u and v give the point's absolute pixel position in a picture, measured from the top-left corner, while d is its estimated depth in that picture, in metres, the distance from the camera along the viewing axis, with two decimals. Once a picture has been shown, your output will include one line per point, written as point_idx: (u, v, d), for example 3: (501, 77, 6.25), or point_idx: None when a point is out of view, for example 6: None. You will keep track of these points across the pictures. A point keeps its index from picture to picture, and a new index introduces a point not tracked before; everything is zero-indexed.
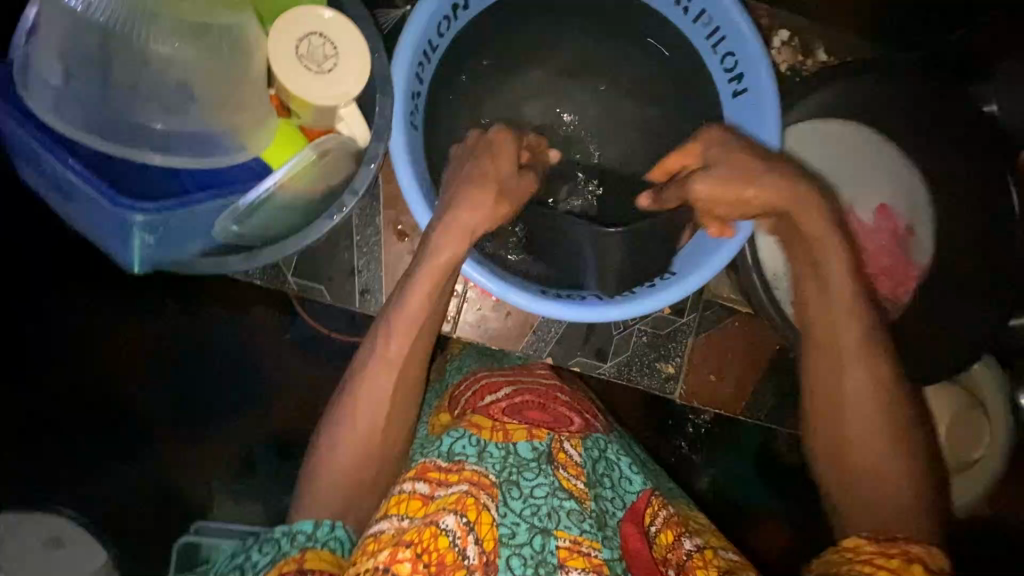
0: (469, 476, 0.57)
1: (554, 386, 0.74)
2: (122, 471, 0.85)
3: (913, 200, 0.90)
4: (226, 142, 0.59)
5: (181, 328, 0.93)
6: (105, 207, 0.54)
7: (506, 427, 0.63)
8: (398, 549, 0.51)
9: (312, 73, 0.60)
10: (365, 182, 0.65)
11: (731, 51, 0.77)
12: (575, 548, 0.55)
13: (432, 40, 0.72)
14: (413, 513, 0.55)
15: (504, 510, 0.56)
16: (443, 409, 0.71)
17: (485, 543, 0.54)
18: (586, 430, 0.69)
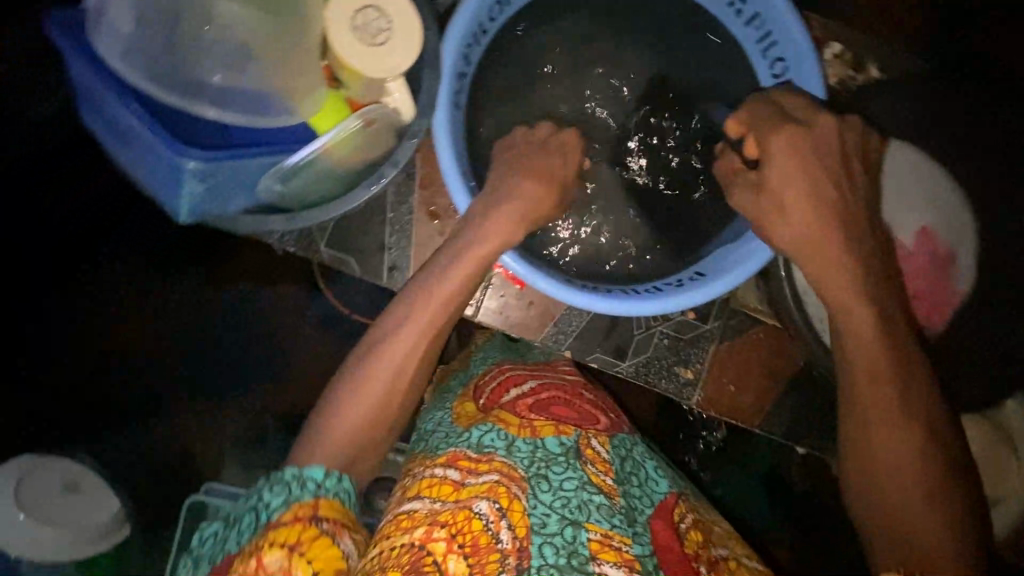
0: (499, 467, 0.60)
1: (580, 382, 0.77)
2: (128, 454, 1.08)
3: (960, 225, 0.86)
4: (278, 103, 0.61)
5: (179, 329, 1.06)
6: (161, 152, 0.55)
7: (533, 424, 0.66)
8: (433, 528, 0.55)
9: (366, 45, 0.61)
10: (407, 155, 0.66)
11: (781, 57, 0.77)
12: (606, 542, 0.55)
13: (483, 23, 0.75)
14: (444, 497, 0.58)
15: (534, 501, 0.58)
16: (468, 398, 0.73)
17: (517, 529, 0.55)
18: (612, 429, 0.71)
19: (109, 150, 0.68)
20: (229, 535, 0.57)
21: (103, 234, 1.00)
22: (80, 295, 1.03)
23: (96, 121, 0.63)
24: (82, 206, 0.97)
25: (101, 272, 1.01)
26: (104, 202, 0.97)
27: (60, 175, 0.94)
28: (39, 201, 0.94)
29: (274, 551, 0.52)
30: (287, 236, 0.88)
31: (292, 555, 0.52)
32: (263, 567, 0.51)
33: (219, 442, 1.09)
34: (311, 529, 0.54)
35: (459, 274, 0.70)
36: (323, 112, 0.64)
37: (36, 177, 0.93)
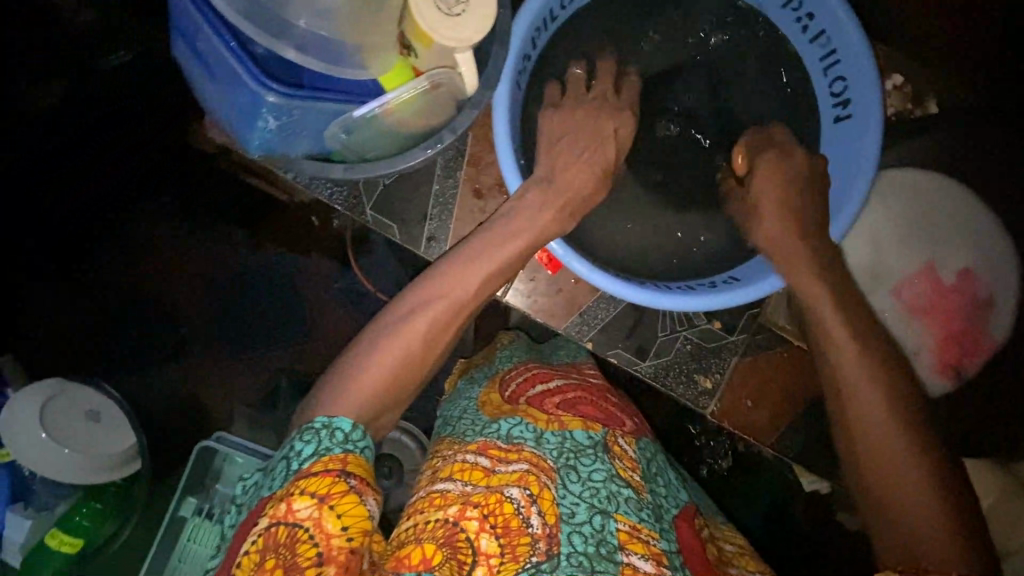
0: (529, 457, 0.63)
1: (606, 387, 0.79)
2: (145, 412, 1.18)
3: (998, 271, 0.88)
4: (353, 57, 0.64)
5: (198, 313, 1.18)
6: (247, 81, 0.59)
7: (561, 419, 0.69)
8: (466, 507, 0.58)
9: (442, 13, 0.63)
10: (465, 125, 0.69)
11: (843, 77, 0.78)
12: (634, 533, 0.61)
13: (554, 10, 0.78)
14: (475, 481, 0.61)
15: (564, 491, 0.62)
16: (494, 390, 0.75)
17: (547, 516, 0.59)
18: (636, 432, 0.76)
19: (191, 83, 0.73)
20: (264, 485, 0.59)
21: (100, 232, 1.15)
22: (81, 295, 1.16)
23: (185, 52, 0.67)
24: (82, 206, 1.10)
25: (103, 271, 1.16)
26: (105, 202, 1.12)
27: (60, 175, 1.03)
28: (39, 200, 1.05)
29: (304, 501, 0.54)
30: (336, 193, 0.91)
31: (322, 506, 0.53)
32: (293, 513, 0.53)
33: (236, 396, 1.20)
34: (341, 484, 0.55)
35: (500, 244, 0.72)
36: (392, 75, 0.68)
37: (37, 178, 1.01)
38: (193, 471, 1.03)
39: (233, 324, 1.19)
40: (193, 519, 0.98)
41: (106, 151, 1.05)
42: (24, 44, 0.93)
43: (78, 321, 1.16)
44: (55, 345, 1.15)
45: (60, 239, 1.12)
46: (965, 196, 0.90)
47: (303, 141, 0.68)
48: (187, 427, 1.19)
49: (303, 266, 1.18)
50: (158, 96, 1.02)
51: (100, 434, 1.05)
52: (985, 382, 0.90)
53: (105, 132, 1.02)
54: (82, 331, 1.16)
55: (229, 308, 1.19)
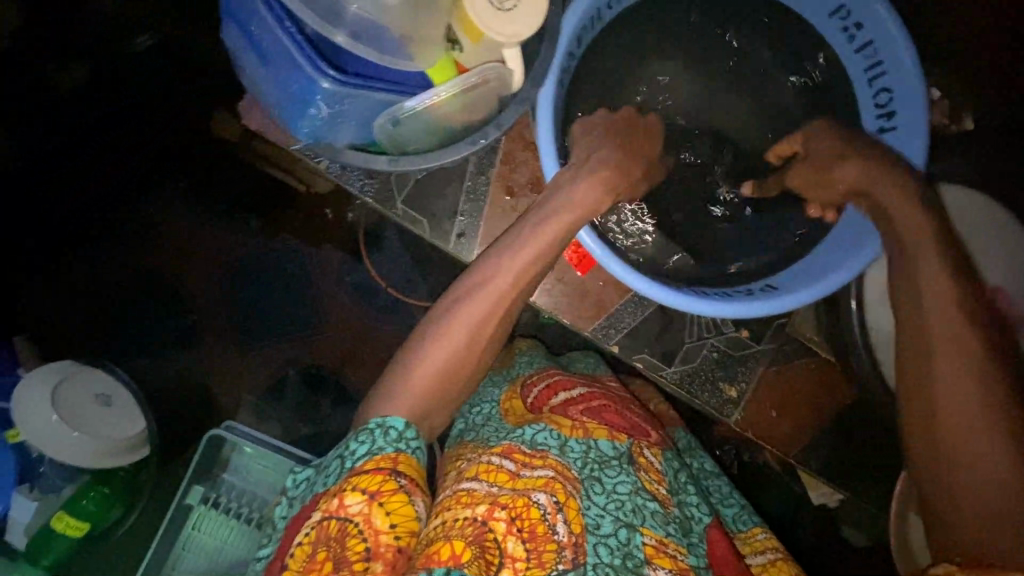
0: (553, 464, 0.62)
1: (630, 398, 0.78)
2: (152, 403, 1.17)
3: None
4: (403, 47, 0.63)
5: (209, 304, 1.18)
6: (304, 67, 0.59)
7: (585, 426, 0.68)
8: (494, 508, 0.57)
9: (493, 8, 0.63)
10: (511, 120, 0.68)
11: (887, 88, 0.77)
12: (660, 547, 0.61)
13: (600, 9, 0.77)
14: (501, 483, 0.59)
15: (588, 502, 0.61)
16: (515, 395, 0.74)
17: (573, 526, 0.59)
18: (661, 445, 0.74)
19: (238, 69, 0.72)
20: (316, 481, 0.59)
21: (100, 233, 1.14)
22: (81, 295, 1.15)
23: (236, 38, 0.67)
24: (81, 206, 1.09)
25: (101, 270, 1.15)
26: (104, 202, 1.12)
27: (60, 175, 1.00)
28: (40, 200, 1.01)
29: (356, 496, 0.54)
30: (367, 185, 0.90)
31: (371, 502, 0.54)
32: (344, 508, 0.53)
33: (242, 388, 1.19)
34: (391, 482, 0.55)
35: (534, 242, 0.71)
36: (437, 69, 0.67)
37: (37, 178, 0.98)
38: (201, 461, 1.00)
39: (246, 316, 1.18)
40: (199, 509, 0.99)
41: (106, 150, 1.04)
42: (23, 44, 0.87)
43: (77, 321, 1.14)
44: (55, 345, 1.13)
45: (59, 240, 1.10)
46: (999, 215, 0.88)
47: (347, 131, 0.68)
48: (192, 420, 1.18)
49: (320, 258, 1.18)
50: (159, 96, 1.03)
51: (109, 420, 1.04)
52: None
53: (105, 132, 1.01)
54: (82, 331, 1.15)
55: (244, 299, 1.18)
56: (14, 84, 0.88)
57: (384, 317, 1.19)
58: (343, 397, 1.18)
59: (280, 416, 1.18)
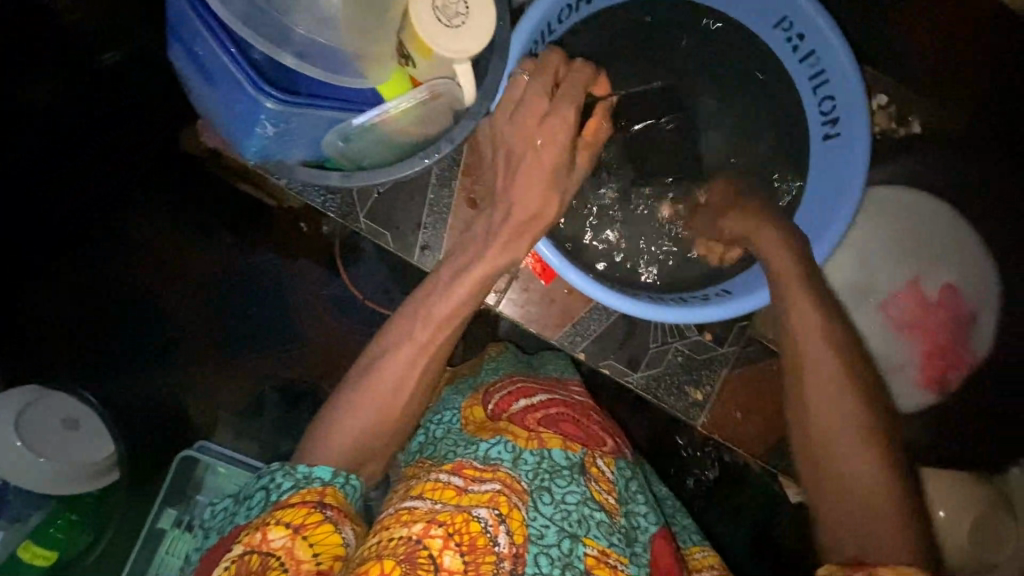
0: (502, 477, 0.62)
1: (590, 403, 0.79)
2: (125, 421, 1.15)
3: (978, 287, 0.91)
4: (352, 66, 0.64)
5: (190, 316, 1.18)
6: (247, 88, 0.60)
7: (541, 437, 0.68)
8: (431, 525, 0.56)
9: (442, 25, 0.64)
10: (463, 134, 0.69)
11: (832, 96, 0.79)
12: (602, 558, 0.61)
13: (551, 24, 0.78)
14: (446, 500, 0.59)
15: (535, 513, 0.61)
16: (476, 402, 0.75)
17: (515, 536, 0.59)
18: (615, 453, 0.75)
19: (188, 90, 0.72)
20: (238, 516, 0.60)
21: (104, 234, 1.12)
22: (86, 296, 1.13)
23: (183, 58, 0.67)
24: (81, 205, 1.07)
25: (103, 270, 1.14)
26: (104, 202, 1.10)
27: (61, 175, 0.99)
28: (40, 200, 1.00)
29: (279, 531, 0.55)
30: (328, 201, 0.90)
31: (295, 536, 0.55)
32: (267, 542, 0.54)
33: (224, 400, 1.19)
34: (316, 514, 0.57)
35: (482, 261, 0.74)
36: (391, 83, 0.68)
37: (37, 178, 0.97)
38: (172, 485, 1.00)
39: (240, 326, 1.19)
40: (171, 532, 0.96)
41: (107, 152, 1.03)
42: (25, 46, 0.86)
43: (79, 321, 1.12)
44: (55, 345, 1.10)
45: (60, 240, 1.07)
46: (948, 215, 0.92)
47: (298, 149, 0.68)
48: (168, 435, 1.16)
49: (297, 270, 1.19)
50: (161, 96, 1.02)
51: (72, 448, 1.02)
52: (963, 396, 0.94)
53: (106, 132, 1.01)
54: (83, 331, 1.13)
55: (224, 304, 1.19)
56: (14, 84, 0.87)
57: (365, 327, 1.19)
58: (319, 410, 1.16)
59: (260, 435, 1.14)
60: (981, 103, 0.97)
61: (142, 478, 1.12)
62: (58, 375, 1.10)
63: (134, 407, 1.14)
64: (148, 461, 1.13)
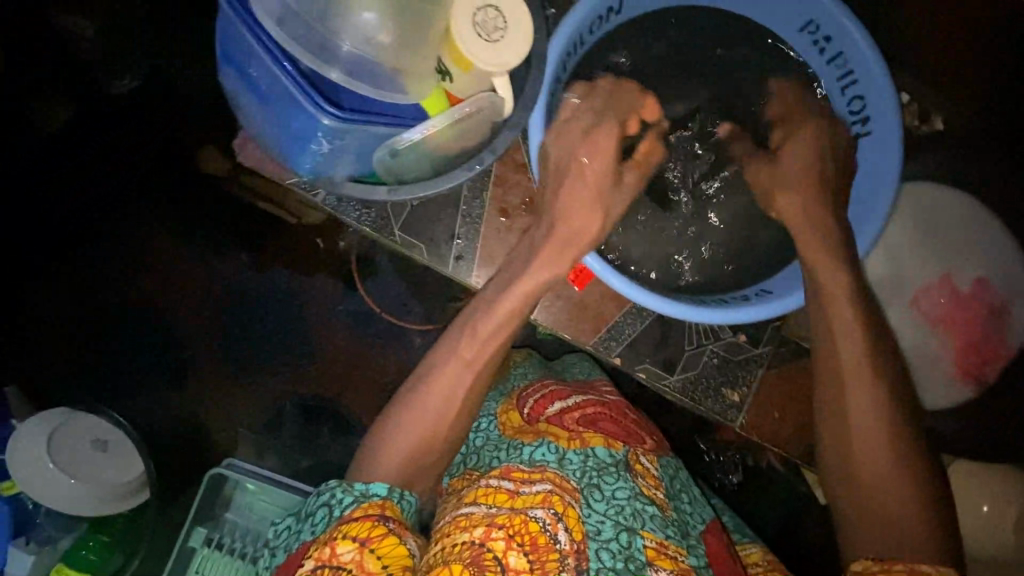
0: (552, 477, 0.62)
1: (623, 402, 0.77)
2: (153, 431, 1.16)
3: (1013, 280, 0.90)
4: (399, 82, 0.66)
5: (210, 330, 1.18)
6: (305, 105, 0.61)
7: (583, 436, 0.68)
8: (491, 529, 0.57)
9: (482, 40, 0.66)
10: (503, 146, 0.71)
11: (860, 95, 0.80)
12: (662, 549, 0.61)
13: (583, 36, 0.79)
14: (499, 503, 0.60)
15: (589, 510, 0.61)
16: (511, 407, 0.75)
17: (574, 533, 0.59)
18: (658, 450, 0.75)
19: (235, 108, 0.75)
20: (303, 530, 0.61)
21: (99, 233, 1.14)
22: (82, 295, 1.14)
23: (234, 80, 0.69)
24: (82, 206, 1.10)
25: (102, 269, 1.14)
26: (104, 202, 1.12)
27: (59, 175, 1.05)
28: (40, 200, 1.06)
29: (347, 545, 0.56)
30: (364, 215, 0.91)
31: (363, 549, 0.56)
32: (336, 557, 0.55)
33: (244, 416, 1.18)
34: (380, 527, 0.58)
35: (527, 282, 0.75)
36: (432, 100, 0.69)
37: (37, 177, 1.04)
38: (202, 500, 1.00)
39: (240, 328, 1.18)
40: (202, 551, 0.96)
41: (106, 151, 1.07)
42: (25, 46, 1.00)
43: (77, 320, 1.14)
44: (55, 345, 1.14)
45: (59, 240, 1.12)
46: (980, 210, 0.93)
47: (347, 164, 0.69)
48: (196, 450, 1.17)
49: (311, 286, 1.18)
50: (157, 95, 1.07)
51: (101, 467, 1.02)
52: (1002, 395, 0.93)
53: (105, 131, 1.06)
54: (81, 331, 1.14)
55: (241, 317, 1.18)
56: (14, 82, 1.00)
57: (385, 344, 1.18)
58: (337, 425, 1.18)
59: (275, 449, 1.18)
60: (980, 103, 0.97)
61: (168, 486, 1.15)
62: (56, 373, 1.13)
63: (151, 412, 1.16)
64: (163, 460, 1.15)
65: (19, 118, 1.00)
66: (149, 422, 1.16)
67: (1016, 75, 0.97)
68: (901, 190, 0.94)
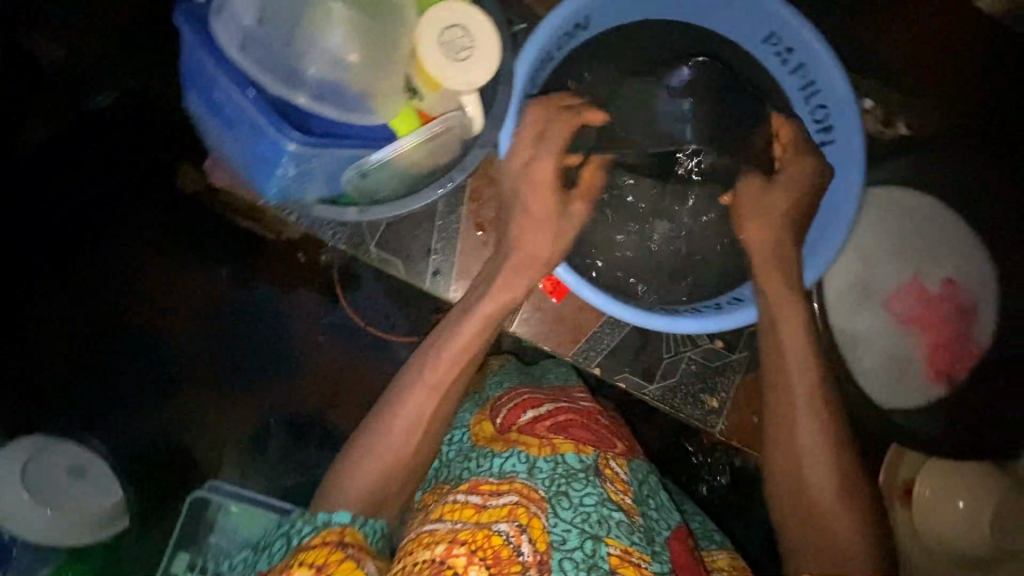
0: (519, 488, 0.62)
1: (596, 408, 0.78)
2: (134, 449, 1.12)
3: (980, 276, 0.92)
4: (365, 104, 0.66)
5: (189, 347, 1.15)
6: (270, 130, 0.61)
7: (553, 443, 0.68)
8: (453, 545, 0.56)
9: (450, 60, 0.66)
10: (474, 164, 0.71)
11: (823, 104, 0.82)
12: (625, 557, 0.60)
13: (551, 51, 0.80)
14: (465, 518, 0.59)
15: (555, 519, 0.60)
16: (485, 416, 0.75)
17: (538, 544, 0.59)
18: (628, 454, 0.76)
19: (203, 133, 0.75)
20: (259, 561, 0.62)
21: (100, 233, 1.09)
22: (83, 296, 1.10)
23: (200, 106, 0.69)
24: (82, 206, 1.07)
25: (103, 269, 1.11)
26: (105, 203, 1.08)
27: (59, 175, 1.04)
28: (40, 200, 1.04)
29: (302, 571, 0.55)
30: (339, 234, 0.91)
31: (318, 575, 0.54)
32: None
33: (227, 436, 1.16)
34: (337, 553, 0.57)
35: (501, 293, 0.76)
36: (399, 119, 0.69)
37: (37, 177, 1.03)
38: (186, 525, 0.99)
39: (223, 347, 1.16)
40: None
41: (106, 151, 1.05)
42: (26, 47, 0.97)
43: (79, 321, 1.10)
44: (55, 345, 1.09)
45: (59, 239, 1.08)
46: (947, 211, 0.93)
47: (317, 186, 0.70)
48: (180, 472, 1.14)
49: (292, 300, 1.16)
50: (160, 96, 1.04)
51: (76, 499, 1.00)
52: None
53: (105, 131, 1.04)
54: (82, 331, 1.10)
55: (226, 332, 1.16)
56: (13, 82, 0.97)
57: (369, 357, 1.17)
58: (326, 442, 1.16)
59: (262, 469, 1.15)
60: (948, 106, 0.99)
61: (154, 510, 1.11)
62: (57, 374, 1.10)
63: (133, 438, 1.12)
64: (159, 466, 1.14)
65: (17, 118, 0.98)
66: (131, 439, 1.12)
67: (1008, 77, 1.00)
68: (865, 195, 0.96)
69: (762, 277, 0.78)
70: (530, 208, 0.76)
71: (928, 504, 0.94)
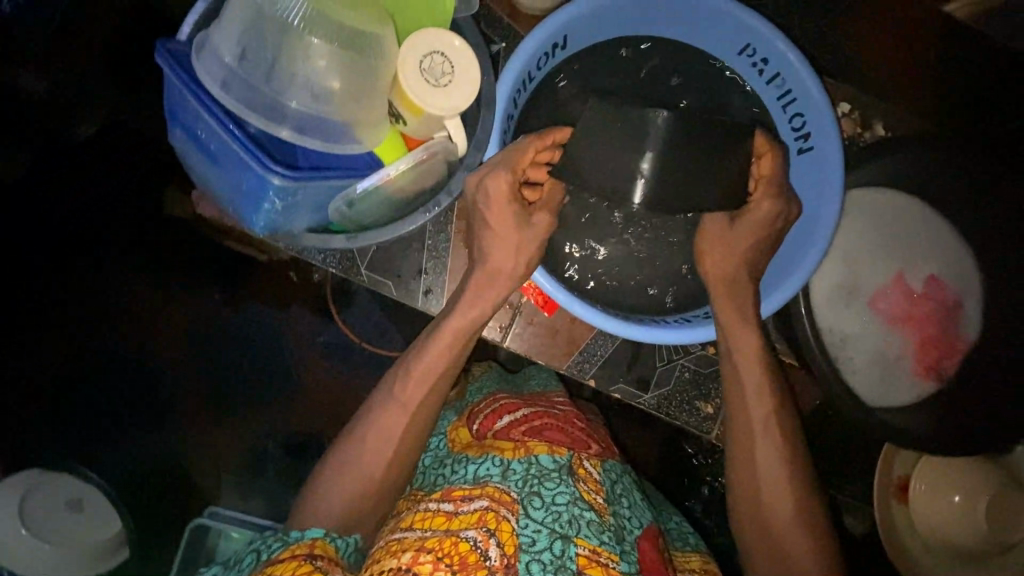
0: (491, 492, 0.63)
1: (574, 410, 0.78)
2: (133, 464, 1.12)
3: (959, 272, 0.95)
4: (348, 135, 0.68)
5: (186, 369, 1.16)
6: (254, 167, 0.62)
7: (528, 445, 0.69)
8: (420, 553, 0.56)
9: (431, 85, 0.67)
10: (461, 186, 0.75)
11: (800, 113, 0.84)
12: (594, 557, 0.61)
13: (531, 72, 0.81)
14: (436, 526, 0.60)
15: (526, 520, 0.61)
16: (462, 423, 0.77)
17: (506, 547, 0.59)
18: (604, 454, 0.77)
19: (189, 167, 0.75)
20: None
21: (99, 233, 1.07)
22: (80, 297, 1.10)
23: (183, 139, 0.70)
24: (82, 206, 1.04)
25: (103, 270, 1.10)
26: (105, 203, 1.05)
27: (59, 175, 1.00)
28: (39, 200, 1.01)
29: None
30: (328, 258, 0.91)
31: None
32: None
33: (228, 457, 1.17)
34: (306, 565, 0.57)
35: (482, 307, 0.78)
36: (386, 147, 0.71)
37: (36, 177, 0.99)
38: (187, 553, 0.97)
39: (219, 370, 1.16)
40: None
41: (105, 151, 1.01)
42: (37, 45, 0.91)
43: (78, 319, 1.10)
44: (55, 345, 1.09)
45: (59, 240, 1.05)
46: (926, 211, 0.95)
47: (304, 217, 0.71)
48: (179, 492, 1.14)
49: (288, 321, 1.17)
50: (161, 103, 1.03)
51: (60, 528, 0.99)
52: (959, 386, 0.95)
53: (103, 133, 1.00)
54: (81, 331, 1.10)
55: (221, 351, 1.16)
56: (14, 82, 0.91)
57: (364, 375, 1.17)
58: None
59: (261, 491, 1.17)
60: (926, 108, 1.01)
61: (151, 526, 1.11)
62: (57, 374, 1.09)
63: (134, 463, 1.12)
64: (163, 473, 1.14)
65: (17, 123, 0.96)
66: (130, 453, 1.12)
67: (1004, 76, 1.02)
68: (846, 197, 0.96)
69: (734, 281, 0.81)
70: (512, 225, 0.77)
71: (924, 500, 0.94)
